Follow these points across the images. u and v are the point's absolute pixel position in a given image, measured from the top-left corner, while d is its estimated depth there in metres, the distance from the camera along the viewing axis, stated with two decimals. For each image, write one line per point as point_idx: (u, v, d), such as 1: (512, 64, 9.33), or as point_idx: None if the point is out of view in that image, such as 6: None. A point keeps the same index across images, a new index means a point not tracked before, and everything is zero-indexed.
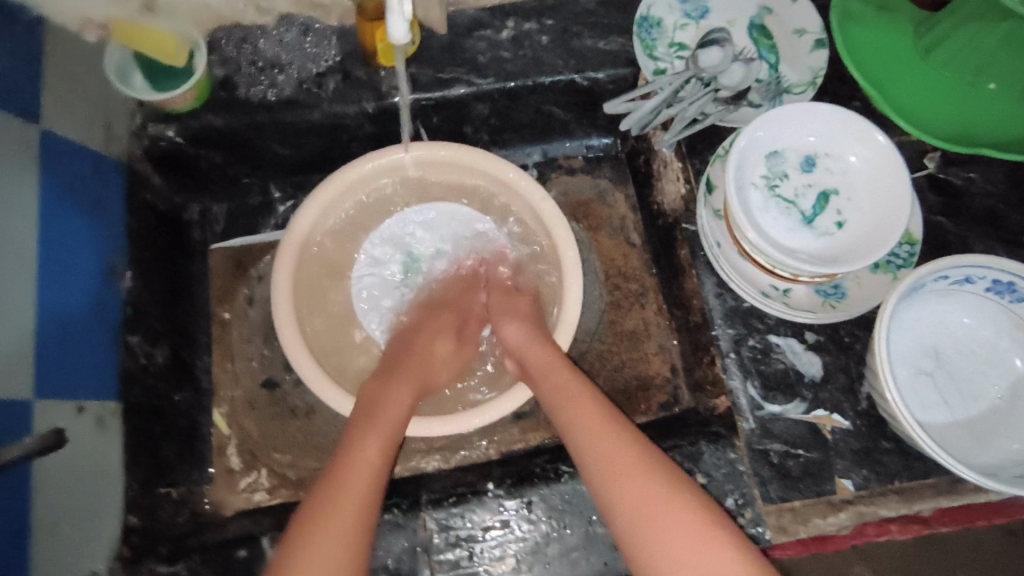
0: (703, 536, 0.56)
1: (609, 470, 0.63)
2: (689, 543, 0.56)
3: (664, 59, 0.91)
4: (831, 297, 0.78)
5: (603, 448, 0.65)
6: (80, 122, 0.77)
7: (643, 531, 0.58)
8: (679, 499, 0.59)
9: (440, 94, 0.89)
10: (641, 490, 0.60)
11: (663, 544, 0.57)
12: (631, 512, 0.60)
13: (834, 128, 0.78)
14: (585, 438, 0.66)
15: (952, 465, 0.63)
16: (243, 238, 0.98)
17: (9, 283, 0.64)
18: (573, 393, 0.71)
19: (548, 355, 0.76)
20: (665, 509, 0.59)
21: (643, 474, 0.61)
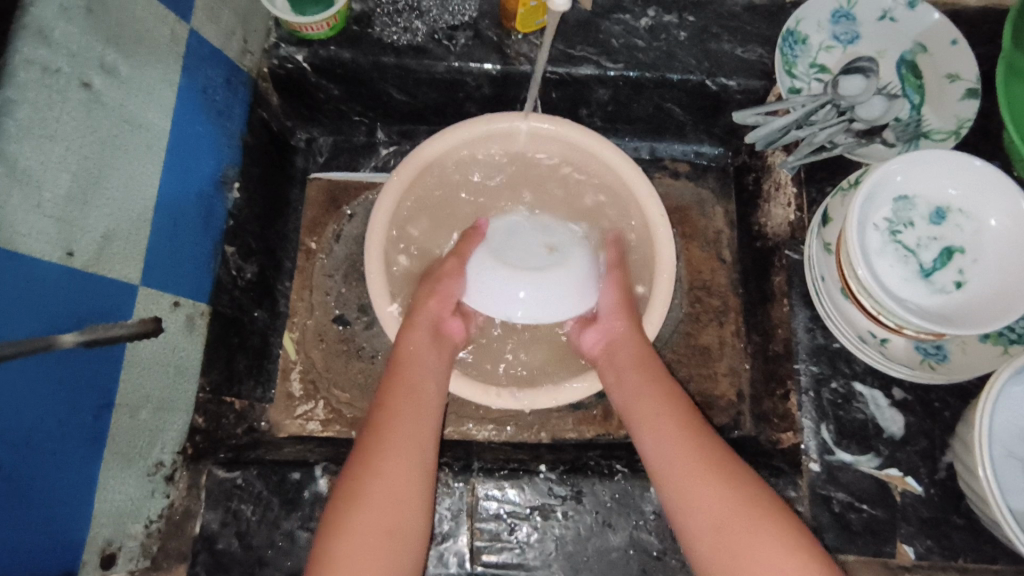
0: (780, 544, 0.56)
1: (682, 465, 0.62)
2: (762, 550, 0.56)
3: (801, 78, 0.87)
4: (931, 357, 0.74)
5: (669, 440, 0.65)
6: (222, 30, 0.79)
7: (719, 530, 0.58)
8: (758, 505, 0.59)
9: (566, 70, 0.88)
10: (714, 493, 0.60)
11: (738, 547, 0.57)
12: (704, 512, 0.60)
13: (976, 185, 0.74)
14: (663, 429, 0.66)
15: None
16: (341, 174, 1.00)
17: (137, 171, 0.66)
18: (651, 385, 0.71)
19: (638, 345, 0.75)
20: (743, 513, 0.58)
21: (717, 477, 0.61)
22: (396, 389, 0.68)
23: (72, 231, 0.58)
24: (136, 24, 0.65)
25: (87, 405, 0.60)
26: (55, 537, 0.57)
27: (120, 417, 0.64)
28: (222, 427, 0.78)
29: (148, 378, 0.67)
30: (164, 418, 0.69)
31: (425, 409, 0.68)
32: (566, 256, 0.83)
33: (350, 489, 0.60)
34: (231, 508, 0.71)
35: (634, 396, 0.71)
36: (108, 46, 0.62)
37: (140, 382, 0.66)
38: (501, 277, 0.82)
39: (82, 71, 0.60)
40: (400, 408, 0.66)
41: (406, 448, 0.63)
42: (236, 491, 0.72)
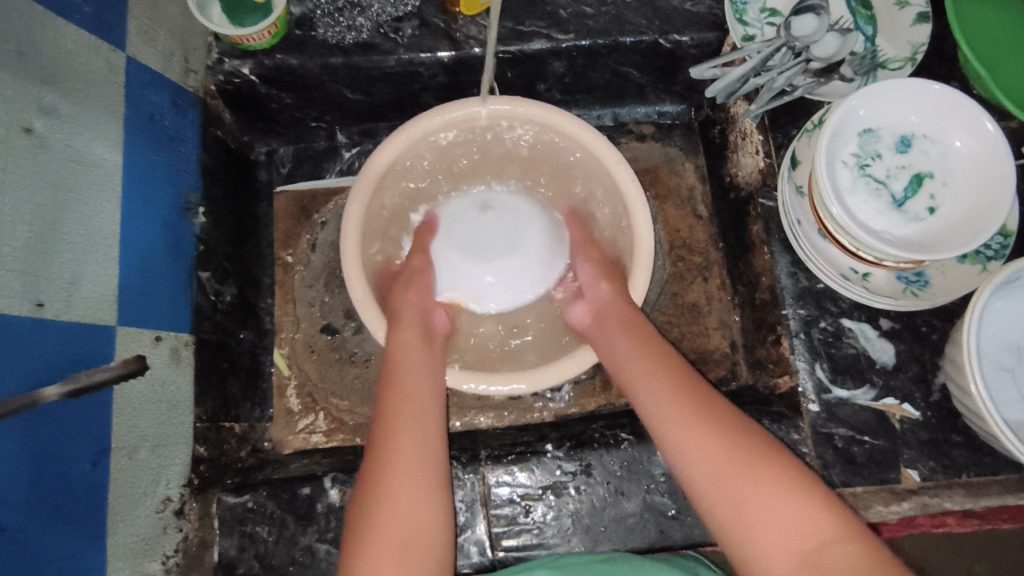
0: (776, 487, 0.56)
1: (678, 422, 0.63)
2: (760, 494, 0.56)
3: (754, 24, 0.87)
4: (913, 285, 0.75)
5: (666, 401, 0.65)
6: (161, 54, 0.77)
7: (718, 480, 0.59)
8: (752, 453, 0.59)
9: (518, 48, 0.86)
10: (709, 446, 0.60)
11: (737, 494, 0.57)
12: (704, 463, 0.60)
13: (937, 109, 0.74)
14: (658, 392, 0.66)
15: None
16: (307, 183, 0.98)
17: (94, 210, 0.64)
18: (632, 352, 0.71)
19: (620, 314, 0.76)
20: (734, 458, 0.59)
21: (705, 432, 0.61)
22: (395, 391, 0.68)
23: (38, 280, 0.57)
24: (69, 59, 0.63)
25: (83, 453, 0.59)
26: None
27: (119, 460, 0.63)
28: (225, 453, 0.78)
29: (141, 416, 0.66)
30: (164, 454, 0.69)
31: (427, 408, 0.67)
32: (505, 204, 0.90)
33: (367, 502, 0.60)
34: (247, 532, 0.71)
35: (623, 360, 0.71)
36: (44, 86, 0.60)
37: (134, 421, 0.65)
38: (466, 264, 0.87)
39: (20, 116, 0.58)
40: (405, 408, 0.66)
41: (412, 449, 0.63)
42: (249, 514, 0.72)
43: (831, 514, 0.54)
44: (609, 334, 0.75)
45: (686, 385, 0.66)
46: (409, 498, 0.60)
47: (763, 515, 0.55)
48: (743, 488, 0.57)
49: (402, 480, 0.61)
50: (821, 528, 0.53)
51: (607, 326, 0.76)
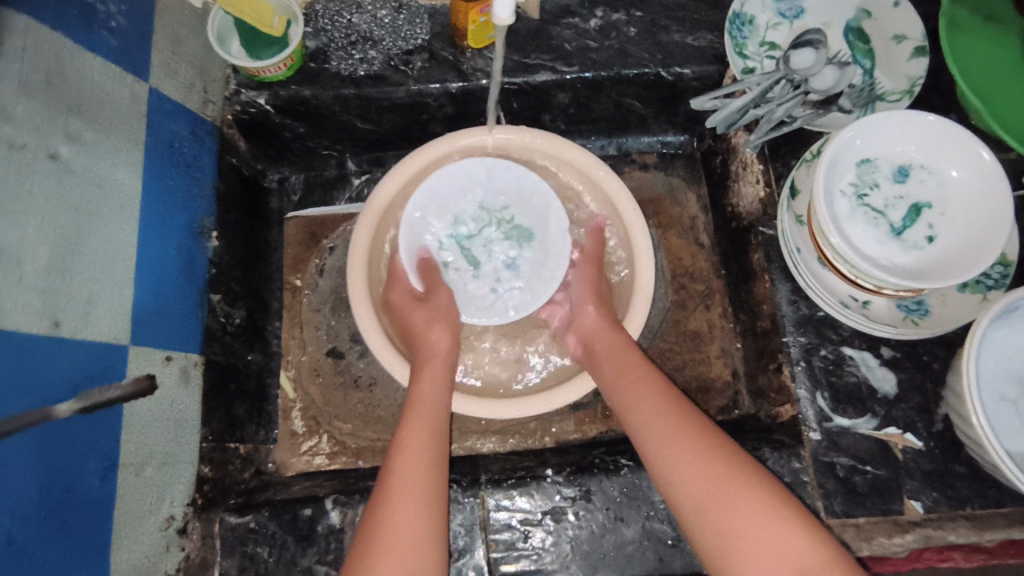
0: (773, 513, 0.57)
1: (668, 447, 0.64)
2: (755, 523, 0.57)
3: (753, 58, 0.89)
4: (914, 313, 0.76)
5: (660, 433, 0.65)
6: (181, 85, 0.80)
7: (708, 514, 0.59)
8: (748, 480, 0.60)
9: (524, 80, 0.89)
10: (701, 474, 0.61)
11: (729, 525, 0.58)
12: (696, 493, 0.61)
13: (934, 140, 0.75)
14: (651, 417, 0.67)
15: None
16: (317, 210, 1.01)
17: (113, 233, 0.67)
18: (632, 376, 0.72)
19: (614, 336, 0.78)
20: (731, 485, 0.60)
21: (709, 459, 0.62)
22: (405, 423, 0.69)
23: (56, 300, 0.59)
24: (94, 90, 0.66)
25: (92, 468, 0.60)
26: None
27: (127, 476, 0.64)
28: (229, 474, 0.79)
29: (149, 434, 0.68)
30: (170, 472, 0.70)
31: (437, 438, 0.68)
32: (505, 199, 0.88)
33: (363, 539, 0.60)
34: (247, 552, 0.72)
35: (617, 387, 0.73)
36: (70, 115, 0.63)
37: (142, 439, 0.67)
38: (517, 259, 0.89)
39: (46, 143, 0.61)
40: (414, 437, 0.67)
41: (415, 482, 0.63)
42: (250, 535, 0.72)
43: (818, 549, 0.55)
44: (602, 358, 0.76)
45: (687, 412, 0.67)
46: (417, 527, 0.60)
47: (753, 545, 0.56)
48: (736, 519, 0.58)
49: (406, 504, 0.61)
50: (808, 558, 0.55)
51: (595, 353, 0.78)
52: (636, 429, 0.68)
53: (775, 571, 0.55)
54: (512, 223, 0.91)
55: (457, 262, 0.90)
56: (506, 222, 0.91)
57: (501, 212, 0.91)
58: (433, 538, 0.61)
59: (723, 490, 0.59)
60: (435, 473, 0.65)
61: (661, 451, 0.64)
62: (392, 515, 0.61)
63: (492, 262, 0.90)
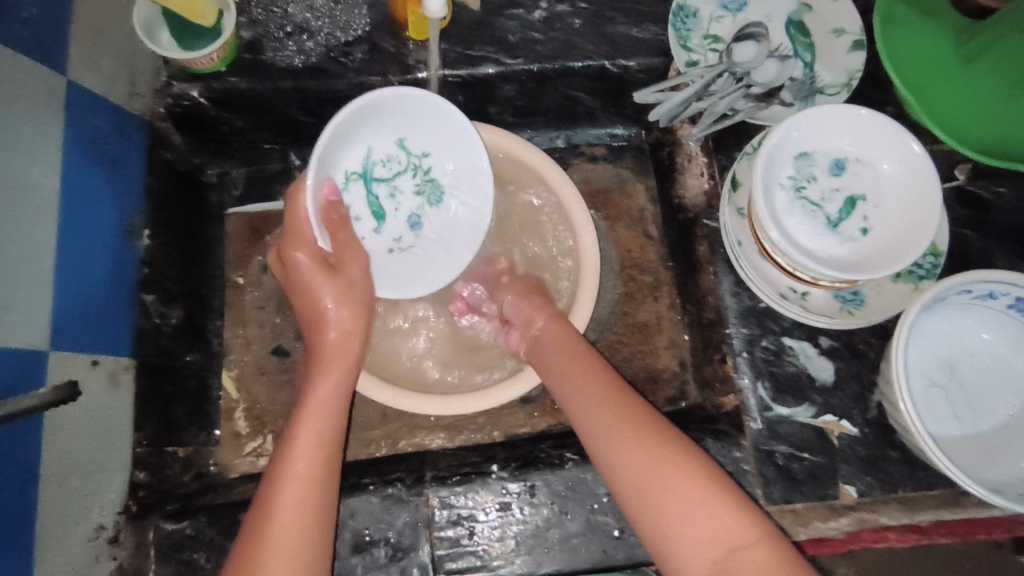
0: (702, 495, 0.57)
1: (609, 434, 0.64)
2: (685, 505, 0.57)
3: (697, 50, 0.89)
4: (849, 303, 0.77)
5: (602, 419, 0.65)
6: (106, 77, 0.77)
7: (646, 497, 0.59)
8: (685, 461, 0.60)
9: (468, 72, 0.88)
10: (640, 457, 0.61)
11: (662, 507, 0.58)
12: (635, 478, 0.61)
13: (868, 134, 0.77)
14: (593, 403, 0.67)
15: (960, 477, 0.64)
16: (259, 205, 0.97)
17: (30, 234, 0.64)
18: (581, 361, 0.72)
19: (559, 327, 0.77)
20: (661, 467, 0.60)
21: (639, 445, 0.62)
22: (297, 427, 0.66)
23: None
24: (5, 84, 0.63)
25: (11, 482, 0.58)
26: None
27: (50, 487, 0.62)
28: (167, 478, 0.76)
29: (74, 443, 0.65)
30: (97, 481, 0.67)
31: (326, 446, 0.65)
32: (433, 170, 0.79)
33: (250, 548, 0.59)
34: (184, 559, 0.70)
35: (561, 374, 0.72)
36: None
37: (66, 448, 0.64)
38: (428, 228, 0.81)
39: None
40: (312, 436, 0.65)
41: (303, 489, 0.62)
42: (187, 541, 0.71)
43: (753, 525, 0.55)
44: (545, 347, 0.76)
45: (622, 395, 0.67)
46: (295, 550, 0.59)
47: (691, 525, 0.56)
48: (669, 501, 0.58)
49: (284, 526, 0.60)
50: (744, 534, 0.55)
51: (540, 342, 0.77)
52: (580, 417, 0.68)
53: (710, 551, 0.55)
54: (428, 177, 0.81)
55: (358, 209, 0.78)
56: (422, 173, 0.81)
57: (419, 160, 0.80)
58: (312, 563, 0.60)
59: (656, 472, 0.59)
60: (328, 476, 0.64)
61: (603, 440, 0.64)
62: (280, 525, 0.60)
63: (398, 217, 0.80)
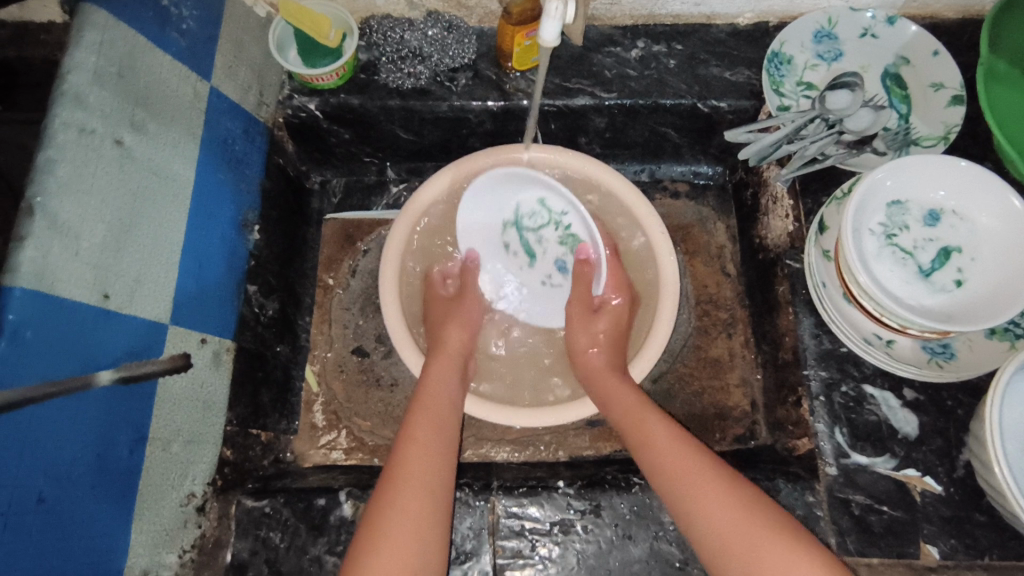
0: (785, 550, 0.58)
1: (680, 480, 0.65)
2: (769, 559, 0.58)
3: (789, 96, 0.91)
4: (938, 356, 0.76)
5: (674, 466, 0.67)
6: (240, 86, 0.85)
7: (725, 551, 0.60)
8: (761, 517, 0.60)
9: (563, 103, 0.92)
10: (715, 507, 0.62)
11: (747, 561, 0.58)
12: (711, 528, 0.61)
13: (966, 187, 0.76)
14: (662, 450, 0.69)
15: None
16: (355, 212, 1.04)
17: (165, 219, 0.71)
18: (643, 413, 0.74)
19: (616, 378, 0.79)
20: (742, 514, 0.61)
21: (717, 494, 0.63)
22: (413, 417, 0.71)
23: (107, 276, 0.63)
24: (160, 85, 0.72)
25: (123, 439, 0.63)
26: (95, 569, 0.59)
27: (154, 450, 0.67)
28: (249, 459, 0.81)
29: (179, 412, 0.70)
30: (194, 451, 0.72)
31: (442, 436, 0.70)
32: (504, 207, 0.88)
33: (359, 545, 0.61)
34: (261, 537, 0.73)
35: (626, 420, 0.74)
36: (137, 106, 0.68)
37: (172, 415, 0.69)
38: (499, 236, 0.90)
39: (114, 130, 0.65)
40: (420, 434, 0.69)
41: (416, 493, 0.64)
42: (265, 519, 0.74)
43: None
44: (611, 390, 0.79)
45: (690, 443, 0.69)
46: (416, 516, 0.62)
47: None
48: (754, 551, 0.58)
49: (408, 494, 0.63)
50: None
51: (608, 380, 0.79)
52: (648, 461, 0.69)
53: None
54: (568, 232, 0.88)
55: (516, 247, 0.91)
56: (563, 228, 0.88)
57: (560, 216, 0.87)
58: (436, 532, 0.62)
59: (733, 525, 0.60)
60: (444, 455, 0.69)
61: (675, 486, 0.65)
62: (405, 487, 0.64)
63: (548, 259, 0.91)
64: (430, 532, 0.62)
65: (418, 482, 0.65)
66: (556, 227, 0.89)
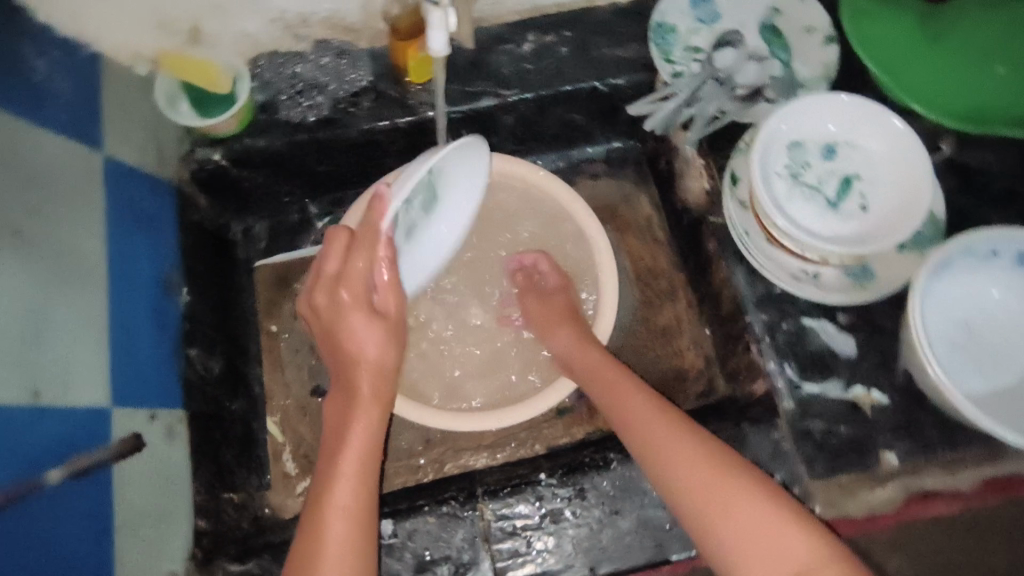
0: (768, 514, 0.57)
1: (663, 452, 0.65)
2: (753, 524, 0.57)
3: (680, 62, 0.94)
4: (860, 278, 0.81)
5: (655, 443, 0.66)
6: (136, 150, 0.82)
7: (707, 517, 0.60)
8: (742, 479, 0.60)
9: (469, 107, 0.94)
10: (698, 475, 0.62)
11: (729, 531, 0.58)
12: (694, 498, 0.61)
13: (852, 118, 0.82)
14: (644, 429, 0.68)
15: (992, 426, 0.67)
16: (283, 255, 1.01)
17: (84, 302, 0.68)
18: (632, 387, 0.74)
19: (596, 356, 0.79)
20: (727, 492, 0.60)
21: (700, 462, 0.62)
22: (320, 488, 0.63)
23: (34, 371, 0.60)
24: (50, 164, 0.69)
25: (88, 533, 0.60)
26: None
27: (122, 538, 0.64)
28: (226, 524, 0.78)
29: (142, 493, 0.68)
30: (166, 528, 0.70)
31: (362, 506, 0.62)
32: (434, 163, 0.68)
33: None
34: None
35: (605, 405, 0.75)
36: (29, 191, 0.65)
37: (135, 498, 0.67)
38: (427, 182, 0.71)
39: (8, 220, 0.62)
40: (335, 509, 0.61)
41: None
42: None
43: (814, 545, 0.55)
44: (593, 380, 0.78)
45: (674, 415, 0.69)
46: None
47: (758, 555, 0.56)
48: (734, 519, 0.58)
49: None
50: (811, 553, 0.54)
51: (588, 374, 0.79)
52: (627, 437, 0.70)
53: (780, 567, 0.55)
54: (432, 190, 0.72)
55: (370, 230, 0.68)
56: (431, 190, 0.71)
57: (433, 175, 0.69)
58: None
59: (713, 499, 0.60)
60: (362, 525, 0.61)
61: (656, 463, 0.65)
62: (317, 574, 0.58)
63: (401, 231, 0.73)
64: None
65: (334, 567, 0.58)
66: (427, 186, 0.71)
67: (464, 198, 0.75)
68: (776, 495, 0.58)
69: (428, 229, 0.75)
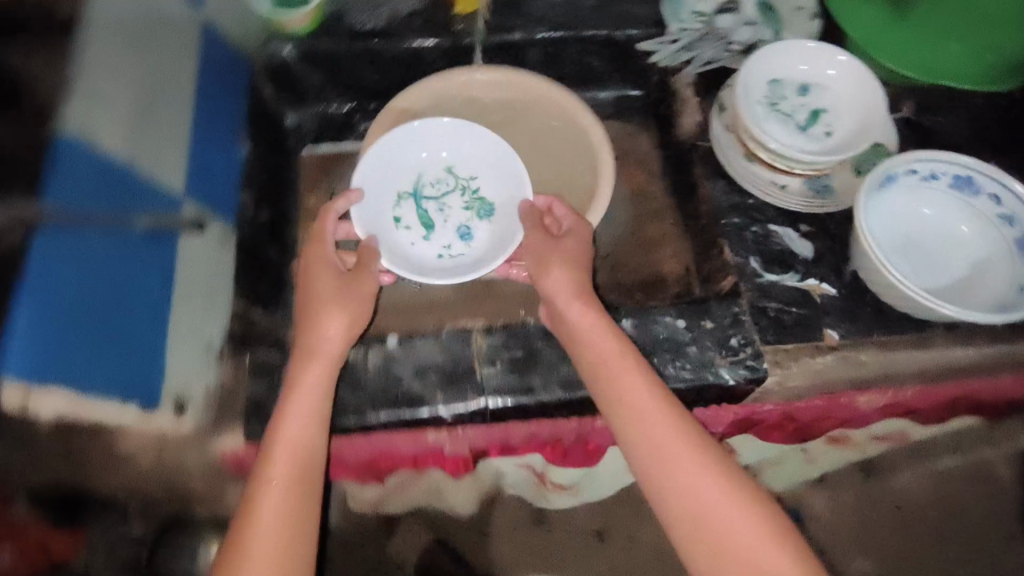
0: (728, 498, 0.70)
1: (637, 413, 0.74)
2: (717, 502, 0.70)
3: (686, 21, 1.12)
4: (821, 193, 0.94)
5: (634, 402, 0.75)
6: (224, 26, 0.98)
7: (668, 483, 0.72)
8: (706, 461, 0.72)
9: (502, 37, 1.11)
10: (678, 445, 0.72)
11: (690, 503, 0.70)
12: (664, 463, 0.72)
13: (822, 62, 0.98)
14: (625, 378, 0.76)
15: (938, 303, 0.81)
16: (328, 147, 1.18)
17: (176, 112, 0.83)
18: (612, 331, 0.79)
19: (581, 281, 0.82)
20: (698, 467, 0.72)
21: (680, 436, 0.73)
22: (276, 452, 0.72)
23: (136, 140, 0.75)
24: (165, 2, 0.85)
25: (156, 275, 0.74)
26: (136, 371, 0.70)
27: (179, 293, 0.78)
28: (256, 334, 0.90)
29: (197, 268, 0.82)
30: (211, 305, 0.84)
31: (317, 420, 0.75)
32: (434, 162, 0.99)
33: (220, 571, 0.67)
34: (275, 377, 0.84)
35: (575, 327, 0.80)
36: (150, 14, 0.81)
37: (192, 269, 0.81)
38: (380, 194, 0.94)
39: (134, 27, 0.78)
40: (289, 433, 0.73)
41: (289, 495, 0.71)
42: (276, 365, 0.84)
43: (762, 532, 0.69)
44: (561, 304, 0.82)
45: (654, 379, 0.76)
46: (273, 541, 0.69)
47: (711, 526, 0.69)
48: (697, 494, 0.71)
49: (277, 488, 0.71)
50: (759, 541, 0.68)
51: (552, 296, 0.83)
52: (606, 375, 0.77)
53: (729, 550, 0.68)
54: (477, 196, 0.98)
55: (409, 219, 0.97)
56: (471, 193, 0.99)
57: (467, 181, 0.99)
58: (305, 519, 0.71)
59: (682, 475, 0.71)
60: (314, 474, 0.73)
61: (630, 415, 0.75)
62: (273, 479, 0.71)
63: (448, 226, 0.97)
64: (301, 521, 0.71)
65: (296, 458, 0.72)
66: (468, 192, 0.99)
67: (502, 192, 0.96)
68: (741, 487, 0.71)
69: (480, 229, 0.97)
